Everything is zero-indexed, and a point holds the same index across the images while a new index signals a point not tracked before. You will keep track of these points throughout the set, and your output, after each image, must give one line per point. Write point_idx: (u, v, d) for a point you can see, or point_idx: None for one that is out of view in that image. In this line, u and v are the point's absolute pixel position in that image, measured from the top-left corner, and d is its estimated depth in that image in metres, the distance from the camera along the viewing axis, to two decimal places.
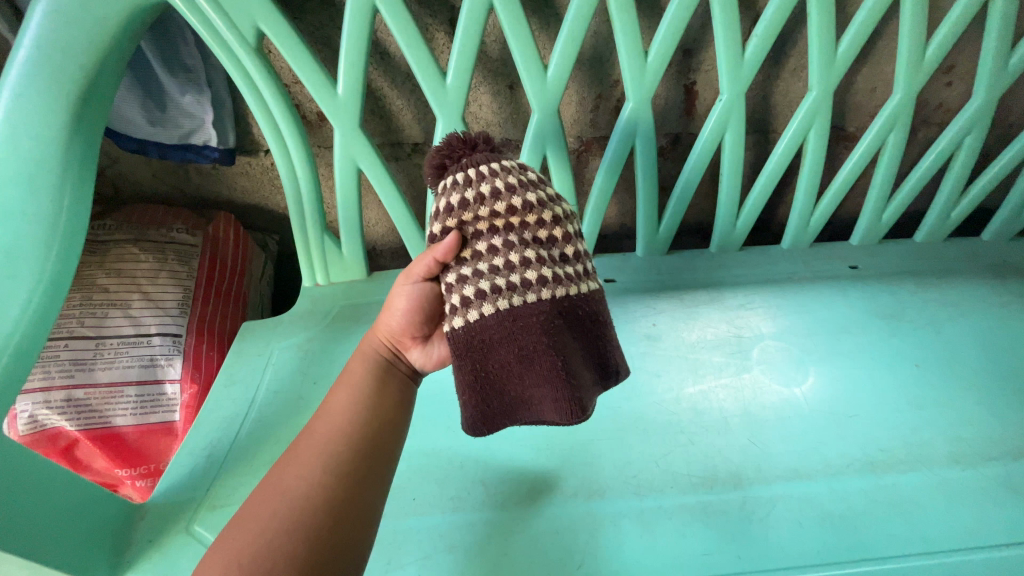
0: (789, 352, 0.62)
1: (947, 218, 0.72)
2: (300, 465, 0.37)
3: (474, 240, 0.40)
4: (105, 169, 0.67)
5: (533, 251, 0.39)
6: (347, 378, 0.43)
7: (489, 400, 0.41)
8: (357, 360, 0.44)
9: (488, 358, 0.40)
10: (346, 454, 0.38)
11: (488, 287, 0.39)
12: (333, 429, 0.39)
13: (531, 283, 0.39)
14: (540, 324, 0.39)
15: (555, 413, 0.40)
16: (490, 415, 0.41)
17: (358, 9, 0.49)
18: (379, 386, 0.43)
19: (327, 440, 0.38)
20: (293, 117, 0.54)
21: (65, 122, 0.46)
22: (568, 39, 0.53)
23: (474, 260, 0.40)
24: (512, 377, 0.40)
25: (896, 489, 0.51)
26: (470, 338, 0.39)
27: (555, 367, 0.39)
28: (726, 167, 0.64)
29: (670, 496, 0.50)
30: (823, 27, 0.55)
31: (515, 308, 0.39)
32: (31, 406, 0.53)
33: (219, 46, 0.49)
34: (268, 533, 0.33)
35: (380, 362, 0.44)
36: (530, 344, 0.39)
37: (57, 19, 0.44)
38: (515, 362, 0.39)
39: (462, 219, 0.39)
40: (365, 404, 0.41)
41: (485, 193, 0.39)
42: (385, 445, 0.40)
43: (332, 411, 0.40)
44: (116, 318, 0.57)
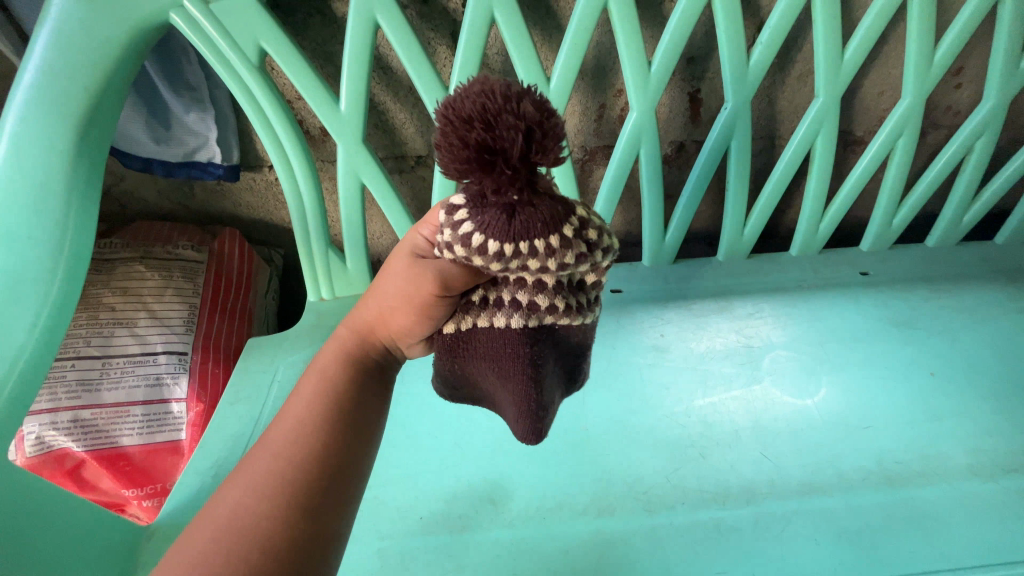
0: (801, 362, 0.61)
1: (959, 222, 0.70)
2: (266, 460, 0.32)
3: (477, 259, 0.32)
4: (111, 187, 0.68)
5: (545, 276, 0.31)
6: (308, 381, 0.37)
7: (459, 384, 0.40)
8: (322, 357, 0.38)
9: (467, 357, 0.36)
10: (304, 476, 0.32)
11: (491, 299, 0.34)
12: (288, 443, 0.33)
13: (537, 308, 0.32)
14: (525, 359, 0.33)
15: (512, 426, 0.39)
16: (456, 389, 0.41)
17: (359, 26, 0.49)
18: (348, 389, 0.36)
19: (279, 459, 0.32)
20: (296, 133, 0.54)
21: (68, 145, 0.46)
22: (571, 51, 0.53)
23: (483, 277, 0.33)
24: (486, 379, 0.37)
25: (915, 504, 0.49)
26: (457, 344, 0.36)
27: (527, 405, 0.35)
28: (733, 175, 0.63)
29: (681, 513, 0.49)
30: (828, 33, 0.55)
31: (509, 330, 0.33)
32: (38, 427, 0.53)
33: (222, 65, 0.49)
34: (234, 535, 0.29)
35: (355, 356, 0.38)
36: (509, 373, 0.34)
37: (60, 43, 0.44)
38: (491, 374, 0.35)
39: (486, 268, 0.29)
40: (329, 413, 0.35)
41: (507, 254, 0.26)
42: (349, 466, 0.34)
43: (291, 418, 0.34)
44: (123, 337, 0.57)
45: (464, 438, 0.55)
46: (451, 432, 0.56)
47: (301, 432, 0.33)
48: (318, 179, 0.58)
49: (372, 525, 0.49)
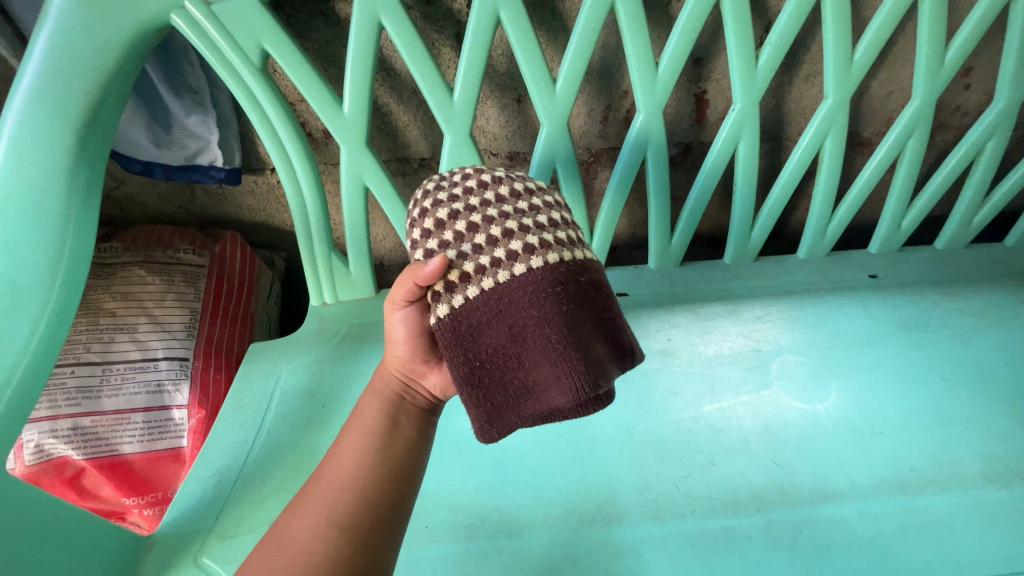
0: (810, 366, 0.60)
1: (969, 224, 0.70)
2: (335, 475, 0.37)
3: (443, 237, 0.36)
4: (112, 191, 0.67)
5: (516, 221, 0.36)
6: (355, 426, 0.40)
7: (491, 392, 0.36)
8: (366, 401, 0.42)
9: (479, 343, 0.35)
10: (355, 515, 0.35)
11: (473, 267, 0.35)
12: (346, 473, 0.37)
13: (518, 254, 0.34)
14: (527, 296, 0.34)
15: (562, 394, 0.34)
16: (493, 412, 0.36)
17: (363, 27, 0.48)
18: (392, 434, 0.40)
19: (332, 502, 0.36)
20: (299, 135, 0.53)
21: (67, 150, 0.45)
22: (577, 52, 0.52)
23: (454, 246, 0.35)
24: (510, 360, 0.35)
25: (930, 512, 0.49)
26: (461, 321, 0.35)
27: (559, 336, 0.33)
28: (740, 178, 0.62)
29: (691, 521, 0.49)
30: (838, 33, 0.54)
31: (507, 284, 0.34)
32: (37, 435, 0.52)
33: (224, 68, 0.48)
34: (311, 541, 0.34)
35: (393, 401, 0.42)
36: (523, 313, 0.34)
37: (58, 45, 0.44)
38: (508, 342, 0.35)
39: (453, 230, 0.36)
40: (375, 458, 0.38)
41: (460, 210, 0.36)
42: (394, 503, 0.37)
43: (340, 461, 0.38)
44: (123, 343, 0.57)
45: (469, 444, 0.55)
46: (455, 438, 0.55)
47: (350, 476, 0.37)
48: (321, 183, 0.57)
49: None
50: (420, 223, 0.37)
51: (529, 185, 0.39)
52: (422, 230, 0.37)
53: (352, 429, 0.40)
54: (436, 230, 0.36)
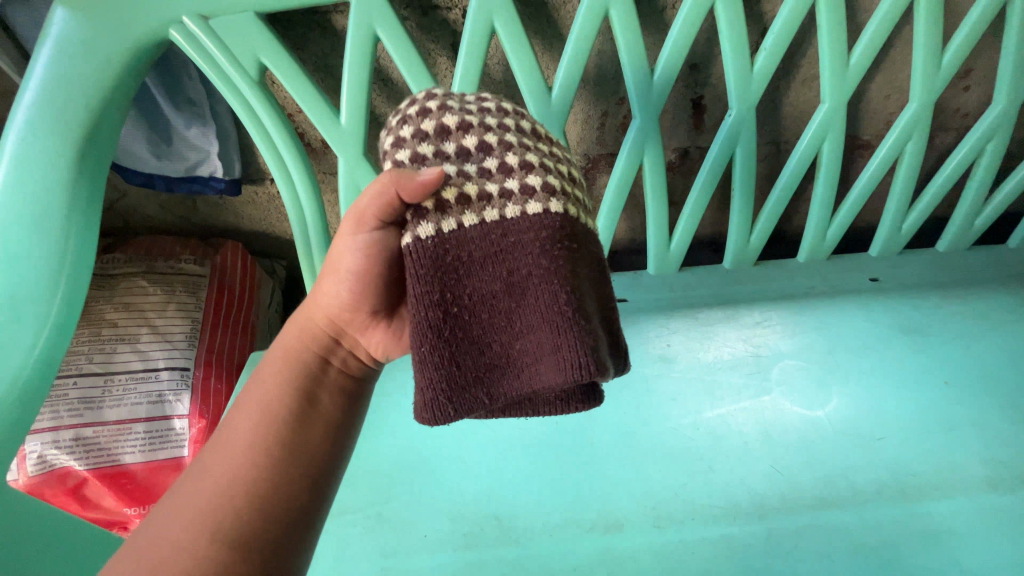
0: (810, 371, 0.60)
1: (971, 226, 0.69)
2: (245, 428, 0.36)
3: (443, 146, 0.34)
4: (114, 203, 0.68)
5: (535, 155, 0.34)
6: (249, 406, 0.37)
7: (469, 344, 0.34)
8: (269, 375, 0.39)
9: (468, 283, 0.33)
10: (262, 470, 0.34)
11: (476, 191, 0.33)
12: (257, 427, 0.35)
13: (532, 189, 0.33)
14: (538, 243, 0.33)
15: (555, 367, 0.33)
16: (459, 379, 0.34)
17: (359, 39, 0.49)
18: (298, 414, 0.37)
19: (217, 496, 0.32)
20: (297, 147, 0.53)
21: (69, 165, 0.46)
22: (572, 61, 0.52)
23: (461, 162, 0.33)
24: (498, 313, 0.34)
25: (931, 519, 0.49)
26: (442, 254, 0.33)
27: (560, 302, 0.33)
28: (738, 183, 0.62)
29: (691, 529, 0.49)
30: (833, 39, 0.54)
31: (513, 219, 0.33)
32: (40, 446, 0.53)
33: (222, 82, 0.49)
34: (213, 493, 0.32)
35: (312, 366, 0.40)
36: (522, 269, 0.33)
37: (60, 63, 0.45)
38: (501, 291, 0.34)
39: (461, 143, 0.34)
40: (274, 442, 0.35)
41: (475, 126, 0.34)
42: (307, 462, 0.36)
43: (251, 412, 0.36)
44: (125, 353, 0.57)
45: (468, 452, 0.55)
46: (453, 446, 0.55)
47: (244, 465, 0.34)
48: (320, 194, 0.57)
49: (377, 543, 0.49)
50: (416, 122, 0.34)
51: (543, 129, 0.38)
52: (415, 131, 0.34)
53: (249, 408, 0.36)
54: (435, 136, 0.34)
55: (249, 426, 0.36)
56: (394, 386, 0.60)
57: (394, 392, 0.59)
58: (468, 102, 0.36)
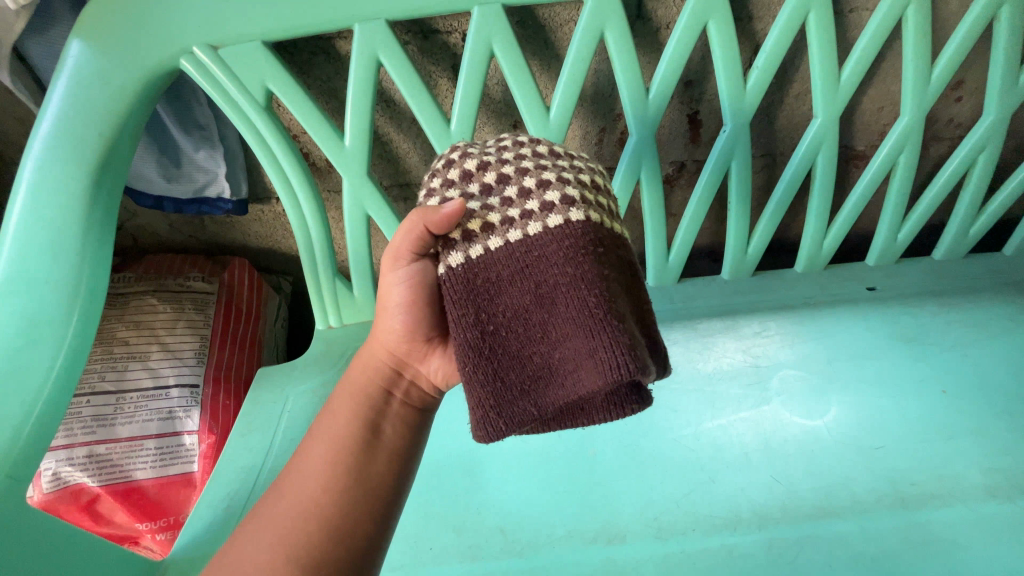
0: (809, 381, 0.60)
1: (967, 234, 0.70)
2: (323, 447, 0.40)
3: (468, 188, 0.37)
4: (125, 223, 0.70)
5: (553, 174, 0.36)
6: (322, 437, 0.40)
7: (506, 359, 0.35)
8: (340, 404, 0.42)
9: (500, 301, 0.35)
10: (335, 490, 0.37)
11: (498, 219, 0.35)
12: (331, 447, 0.39)
13: (553, 205, 0.35)
14: (560, 251, 0.34)
15: (595, 372, 0.32)
16: (501, 396, 0.34)
17: (362, 65, 0.51)
18: (365, 446, 0.40)
19: (295, 523, 0.36)
20: (303, 168, 0.55)
21: (83, 191, 0.47)
22: (569, 82, 0.54)
23: (482, 195, 0.36)
24: (531, 324, 0.34)
25: (931, 528, 0.49)
26: (473, 278, 0.35)
27: (591, 304, 0.33)
28: (734, 196, 0.63)
29: (693, 540, 0.49)
30: (824, 55, 0.55)
31: (539, 236, 0.35)
32: (54, 464, 0.54)
33: (230, 108, 0.50)
34: (296, 510, 0.37)
35: (376, 398, 0.42)
36: (550, 281, 0.34)
37: (77, 94, 0.47)
38: (532, 303, 0.34)
39: (482, 180, 0.36)
40: (342, 474, 0.38)
41: (493, 162, 0.37)
42: (374, 487, 0.39)
43: (326, 435, 0.40)
44: (136, 371, 0.59)
45: (472, 465, 0.55)
46: (457, 458, 0.56)
47: (315, 494, 0.37)
48: (324, 212, 0.58)
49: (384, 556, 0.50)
50: (444, 175, 0.38)
51: (561, 147, 0.39)
52: (444, 182, 0.38)
53: (322, 438, 0.40)
54: (460, 181, 0.37)
55: (322, 456, 0.39)
56: None
57: None
58: (489, 144, 0.39)
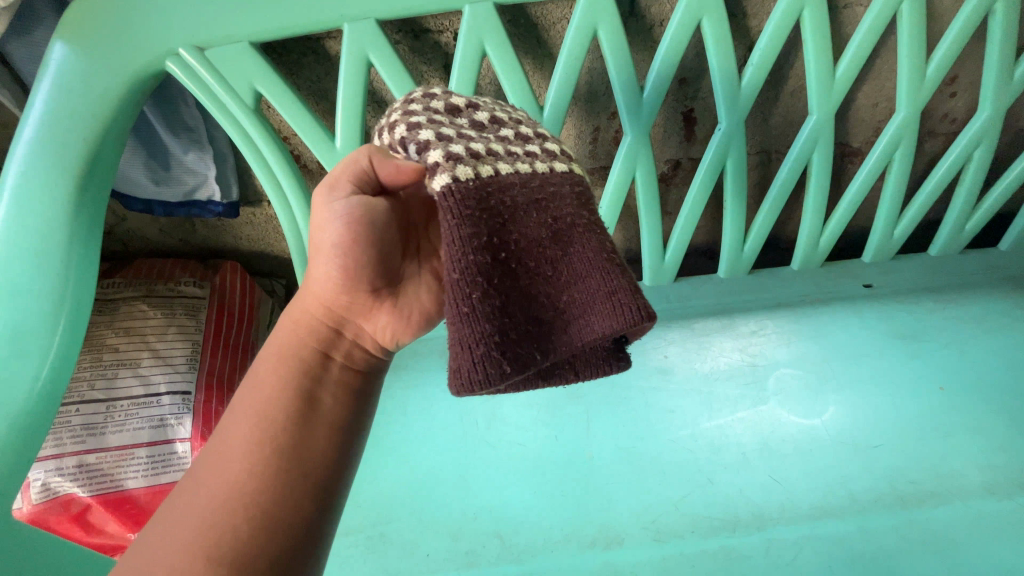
0: (806, 380, 0.60)
1: (962, 230, 0.69)
2: (246, 423, 0.36)
3: (453, 119, 0.36)
4: (113, 227, 0.68)
5: (528, 128, 0.38)
6: (244, 413, 0.36)
7: (514, 293, 0.33)
8: (267, 373, 0.38)
9: (511, 228, 0.33)
10: (265, 468, 0.34)
11: (482, 150, 0.34)
12: (258, 423, 0.35)
13: (535, 152, 0.36)
14: (573, 196, 0.35)
15: (607, 314, 0.33)
16: (508, 334, 0.32)
17: (352, 66, 0.50)
18: (295, 420, 0.36)
19: (220, 507, 0.32)
20: (293, 171, 0.54)
21: (68, 196, 0.46)
22: (562, 81, 0.53)
23: (459, 129, 0.35)
24: (541, 261, 0.34)
25: (930, 526, 0.49)
26: (487, 196, 0.33)
27: (607, 250, 0.34)
28: (730, 194, 0.63)
29: (691, 542, 0.49)
30: (819, 52, 0.55)
31: (533, 175, 0.35)
32: (43, 474, 0.53)
33: (219, 110, 0.49)
34: (219, 492, 0.33)
35: (313, 362, 0.39)
36: (566, 220, 0.34)
37: (60, 98, 0.46)
38: (545, 239, 0.34)
39: (455, 119, 0.36)
40: (271, 454, 0.35)
41: (464, 107, 0.37)
42: (312, 461, 0.36)
43: (249, 408, 0.36)
44: (127, 378, 0.58)
45: (468, 469, 0.55)
46: (452, 463, 0.55)
47: (240, 479, 0.34)
48: None
49: (380, 564, 0.49)
50: (427, 101, 0.37)
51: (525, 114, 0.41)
52: (425, 107, 0.37)
53: (246, 411, 0.36)
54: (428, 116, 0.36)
55: (246, 433, 0.35)
56: (392, 402, 0.60)
57: (393, 409, 0.60)
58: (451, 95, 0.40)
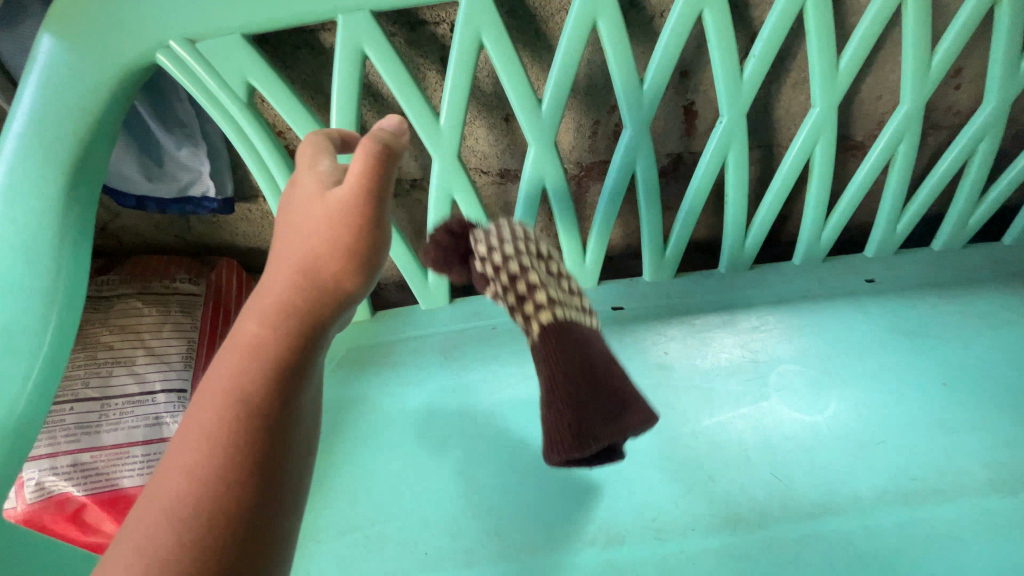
0: (808, 376, 0.59)
1: (966, 224, 0.69)
2: (211, 411, 0.26)
3: (513, 271, 0.46)
4: (107, 224, 0.68)
5: (566, 290, 0.50)
6: (213, 384, 0.27)
7: (580, 422, 0.45)
8: (242, 333, 0.28)
9: (570, 378, 0.46)
10: (232, 466, 0.25)
11: (535, 282, 0.47)
12: (226, 409, 0.26)
13: (573, 320, 0.49)
14: (607, 350, 0.51)
15: (633, 418, 0.45)
16: (576, 446, 0.44)
17: (347, 59, 0.49)
18: (280, 394, 0.27)
19: (168, 522, 0.23)
20: (288, 167, 0.53)
21: (58, 193, 0.46)
22: (561, 73, 0.52)
23: (514, 262, 0.47)
24: (596, 401, 0.46)
25: (933, 523, 0.48)
26: (558, 341, 0.47)
27: (621, 365, 0.50)
28: (732, 188, 0.62)
29: (693, 540, 0.49)
30: (822, 43, 0.54)
31: (581, 333, 0.49)
32: (37, 473, 0.53)
33: (212, 105, 0.49)
34: (174, 503, 0.24)
35: (295, 337, 0.28)
36: (601, 356, 0.49)
37: (48, 92, 0.45)
38: (597, 389, 0.46)
39: (506, 248, 0.47)
40: (246, 440, 0.25)
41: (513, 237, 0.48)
42: (287, 462, 0.27)
43: (220, 391, 0.26)
44: (121, 376, 0.57)
45: (467, 467, 0.54)
46: (452, 461, 0.55)
47: (202, 474, 0.24)
48: None
49: (379, 564, 0.49)
50: (482, 235, 0.48)
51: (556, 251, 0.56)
52: (483, 237, 0.48)
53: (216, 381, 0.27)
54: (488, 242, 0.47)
55: (214, 409, 0.26)
56: (392, 400, 0.60)
57: (392, 406, 0.60)
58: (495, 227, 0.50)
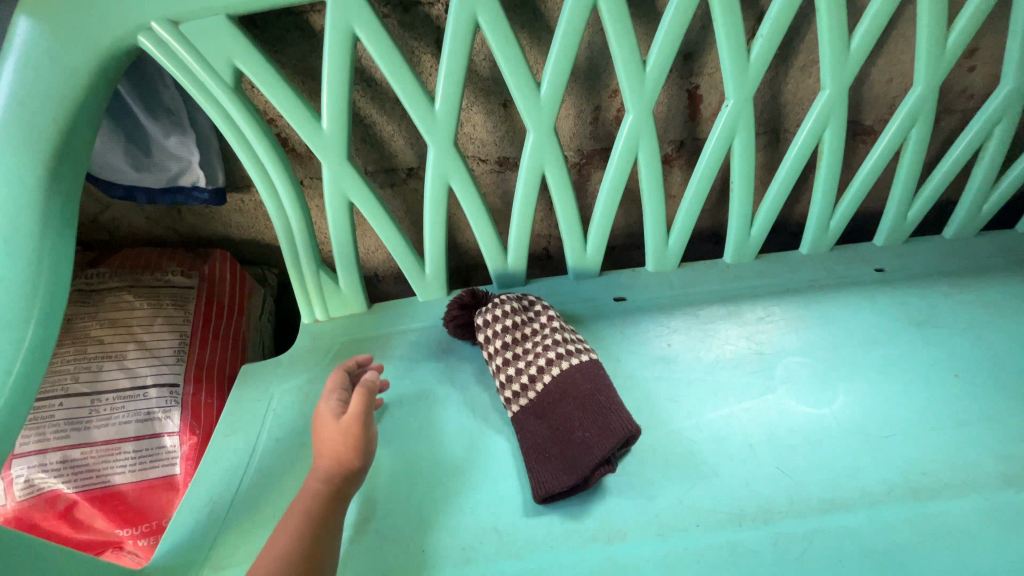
0: (814, 368, 0.58)
1: (979, 210, 0.66)
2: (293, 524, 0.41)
3: (511, 323, 0.59)
4: (98, 216, 0.66)
5: (554, 339, 0.58)
6: (294, 508, 0.42)
7: (560, 457, 0.50)
8: (307, 488, 0.44)
9: (551, 416, 0.53)
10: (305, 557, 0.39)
11: (525, 385, 0.56)
12: (302, 519, 0.41)
13: (558, 355, 0.57)
14: (587, 377, 0.54)
15: (611, 440, 0.50)
16: (558, 478, 0.49)
17: (336, 39, 0.47)
18: (324, 529, 0.41)
19: None
20: (278, 154, 0.51)
21: (38, 180, 0.45)
22: (560, 56, 0.50)
23: (508, 351, 0.58)
24: (573, 427, 0.52)
25: (946, 519, 0.47)
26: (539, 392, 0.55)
27: (602, 390, 0.53)
28: (737, 175, 0.60)
29: (697, 536, 0.47)
30: (833, 21, 0.51)
31: (564, 366, 0.56)
32: (26, 470, 0.52)
33: (197, 90, 0.47)
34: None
35: (331, 496, 0.43)
36: (580, 386, 0.54)
37: (27, 76, 0.43)
38: (575, 419, 0.52)
39: (505, 354, 0.58)
40: (309, 548, 0.40)
41: (508, 327, 0.59)
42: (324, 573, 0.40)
43: (299, 509, 0.42)
44: (112, 371, 0.56)
45: (465, 462, 0.53)
46: (449, 456, 0.54)
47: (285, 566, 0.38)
48: (303, 202, 0.55)
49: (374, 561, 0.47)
50: (486, 319, 0.60)
51: (551, 332, 0.59)
52: (486, 328, 0.59)
53: (280, 533, 0.40)
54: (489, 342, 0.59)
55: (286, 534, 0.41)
56: (389, 395, 0.59)
57: (389, 400, 0.59)
58: (496, 307, 0.60)
